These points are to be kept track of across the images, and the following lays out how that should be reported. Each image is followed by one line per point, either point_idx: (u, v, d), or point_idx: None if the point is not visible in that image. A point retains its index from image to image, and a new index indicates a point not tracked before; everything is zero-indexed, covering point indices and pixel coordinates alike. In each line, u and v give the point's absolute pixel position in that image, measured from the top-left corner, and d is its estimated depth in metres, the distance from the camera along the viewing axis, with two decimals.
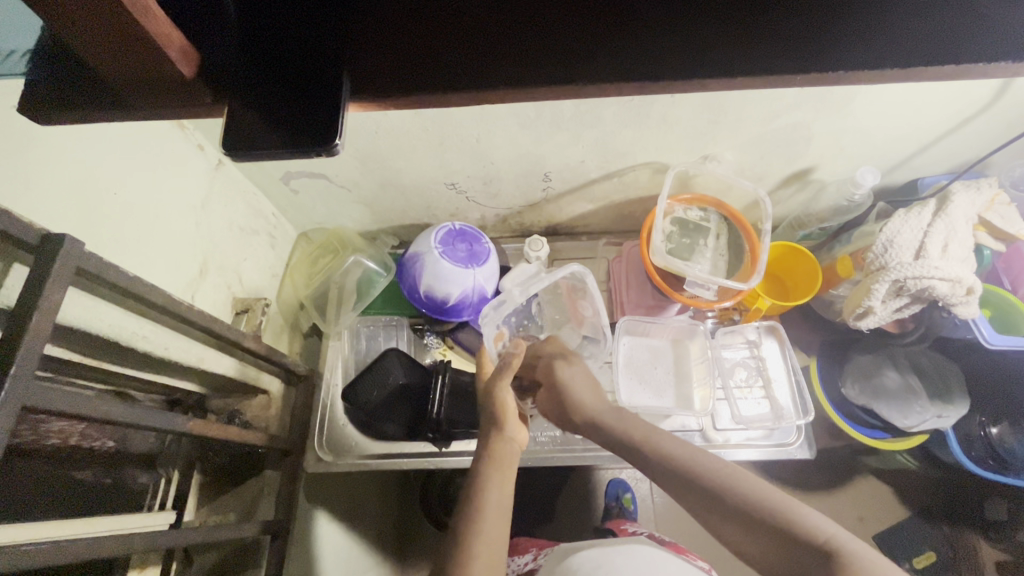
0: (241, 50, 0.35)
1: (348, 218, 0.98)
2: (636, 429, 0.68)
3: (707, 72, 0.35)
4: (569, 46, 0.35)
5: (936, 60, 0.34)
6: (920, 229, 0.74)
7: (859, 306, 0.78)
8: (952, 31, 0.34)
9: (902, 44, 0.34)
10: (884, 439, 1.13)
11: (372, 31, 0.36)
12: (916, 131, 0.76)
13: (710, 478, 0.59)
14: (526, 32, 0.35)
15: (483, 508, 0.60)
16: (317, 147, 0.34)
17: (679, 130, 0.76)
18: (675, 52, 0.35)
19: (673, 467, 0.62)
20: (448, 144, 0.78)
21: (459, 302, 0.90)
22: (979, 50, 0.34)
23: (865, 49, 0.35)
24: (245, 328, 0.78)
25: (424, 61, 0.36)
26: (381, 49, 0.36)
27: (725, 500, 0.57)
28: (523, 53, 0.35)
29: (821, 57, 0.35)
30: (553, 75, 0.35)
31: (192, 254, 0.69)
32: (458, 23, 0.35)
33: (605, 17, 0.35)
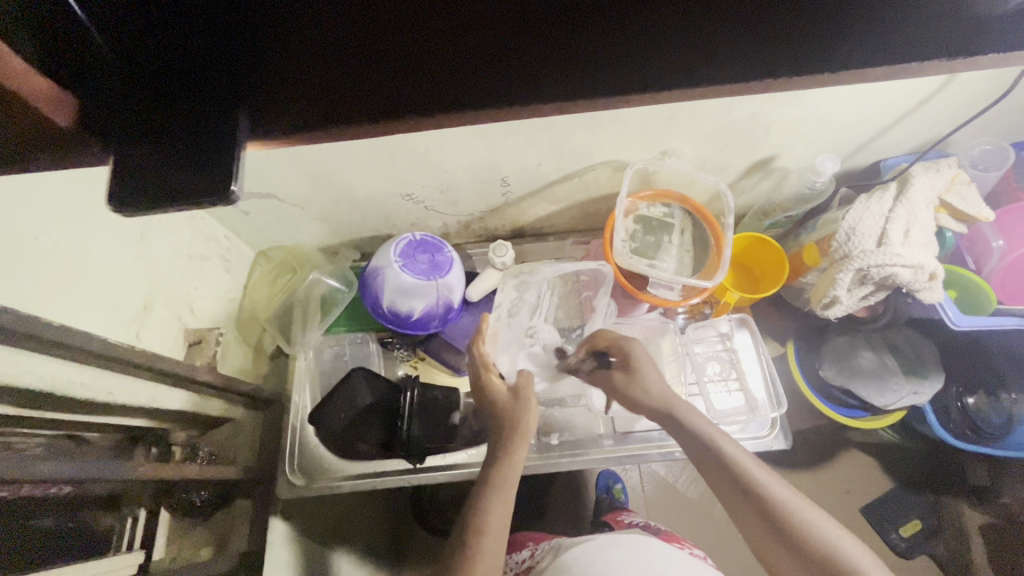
0: (132, 92, 0.32)
1: (306, 235, 0.95)
2: (704, 427, 0.66)
3: (640, 85, 0.33)
4: (490, 70, 0.33)
5: (865, 61, 0.33)
6: (882, 215, 0.73)
7: (826, 295, 0.77)
8: (882, 28, 0.33)
9: (842, 42, 0.33)
10: (861, 418, 1.16)
11: (274, 64, 0.33)
12: (874, 115, 0.74)
13: (772, 492, 0.59)
14: (438, 58, 0.33)
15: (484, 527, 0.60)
16: (213, 198, 0.32)
17: (634, 128, 0.74)
18: (604, 64, 0.33)
19: (733, 469, 0.61)
20: (398, 155, 0.75)
21: (424, 315, 0.89)
22: (916, 48, 0.33)
23: (790, 51, 0.33)
24: (200, 360, 0.74)
25: (331, 92, 0.33)
26: (284, 85, 0.33)
27: (782, 526, 0.57)
28: (436, 78, 0.33)
29: (747, 65, 0.33)
30: (473, 98, 0.34)
31: (133, 290, 0.66)
32: (364, 54, 0.33)
33: (522, 33, 0.33)
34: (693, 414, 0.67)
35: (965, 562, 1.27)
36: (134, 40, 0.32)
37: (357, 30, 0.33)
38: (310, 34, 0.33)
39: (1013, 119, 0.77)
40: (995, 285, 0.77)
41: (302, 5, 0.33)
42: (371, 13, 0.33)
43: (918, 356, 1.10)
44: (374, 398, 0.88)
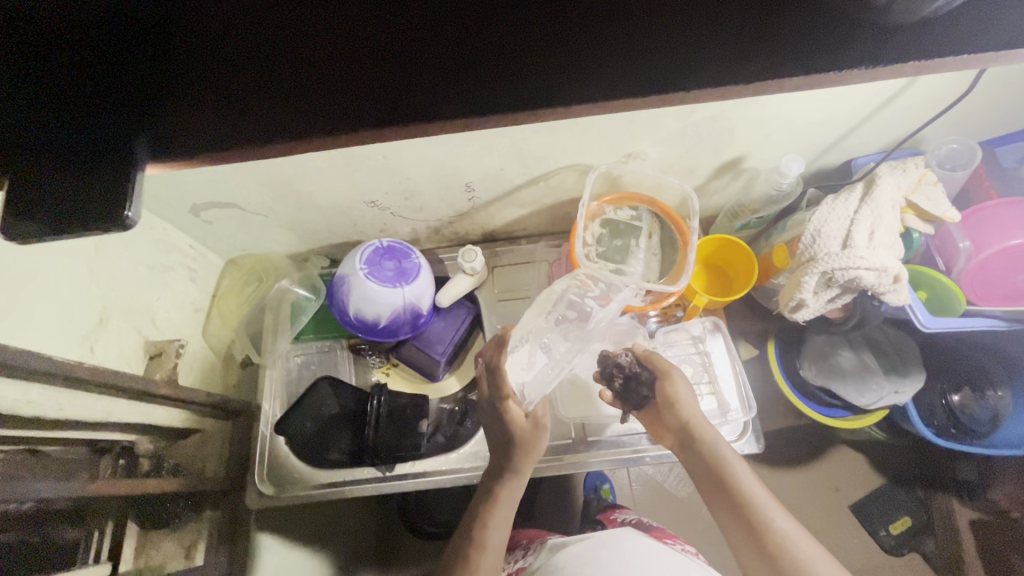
0: (42, 121, 0.32)
1: (274, 243, 0.95)
2: (724, 455, 0.70)
3: (549, 104, 0.33)
4: (399, 89, 0.33)
5: (776, 77, 0.32)
6: (847, 217, 0.72)
7: (792, 298, 0.76)
8: (787, 46, 0.33)
9: (750, 59, 0.33)
10: (843, 418, 1.14)
11: (181, 90, 0.33)
12: (838, 115, 0.73)
13: (774, 531, 0.65)
14: (349, 79, 0.33)
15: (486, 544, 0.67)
16: (107, 222, 0.31)
17: (594, 133, 0.73)
18: (515, 81, 0.33)
19: (740, 499, 0.67)
20: (356, 163, 0.74)
21: (391, 323, 0.88)
22: (825, 64, 0.32)
23: (697, 69, 0.33)
24: (158, 374, 0.75)
25: (243, 116, 0.33)
26: (189, 109, 0.33)
27: (772, 555, 0.64)
28: (347, 96, 0.33)
29: (651, 84, 0.33)
30: (383, 114, 0.33)
31: (88, 304, 0.66)
32: (275, 81, 0.33)
33: (429, 59, 0.33)
34: (714, 443, 0.71)
35: (955, 560, 1.25)
36: (48, 75, 0.33)
37: (269, 55, 0.33)
38: (222, 61, 0.33)
39: (981, 115, 0.76)
40: (965, 286, 0.76)
41: (215, 38, 0.34)
42: (282, 39, 0.34)
43: (899, 356, 1.10)
44: (341, 406, 0.88)
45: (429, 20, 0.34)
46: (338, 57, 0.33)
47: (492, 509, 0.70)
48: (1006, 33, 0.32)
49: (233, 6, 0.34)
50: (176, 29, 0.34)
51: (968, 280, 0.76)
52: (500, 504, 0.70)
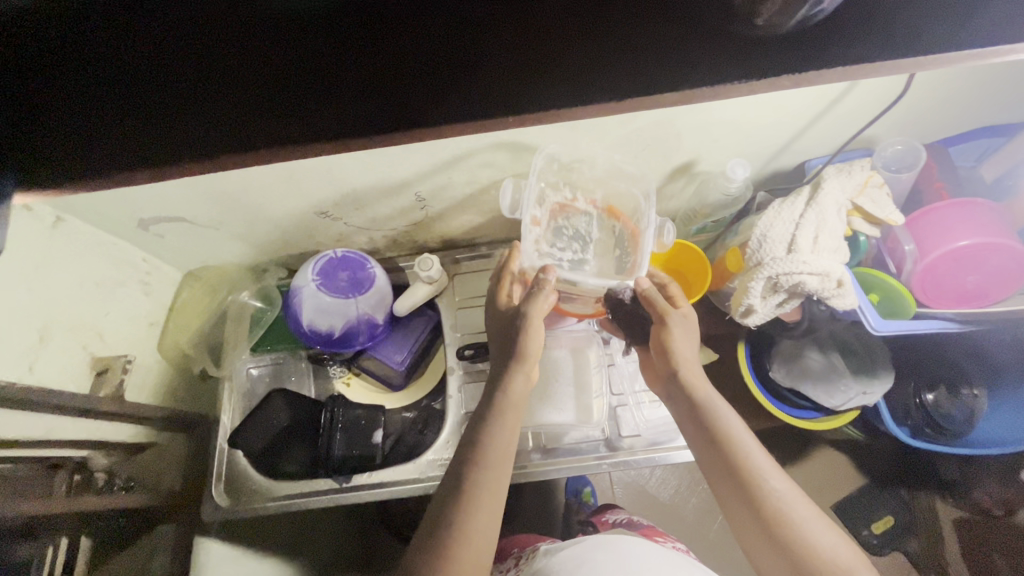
0: None
1: (231, 255, 0.94)
2: (719, 409, 0.68)
3: (421, 120, 0.33)
4: (277, 114, 0.33)
5: (654, 85, 0.32)
6: (792, 221, 0.71)
7: (740, 304, 0.75)
8: (659, 53, 0.33)
9: (622, 68, 0.33)
10: (813, 419, 1.13)
11: (54, 124, 0.33)
12: (783, 119, 0.72)
13: (767, 490, 0.62)
14: (226, 109, 0.34)
15: (487, 457, 0.63)
16: None
17: (537, 140, 0.73)
18: (389, 109, 0.33)
19: (733, 456, 0.65)
20: (300, 175, 0.74)
21: (346, 333, 0.87)
22: (699, 70, 0.32)
23: (569, 80, 0.33)
24: (103, 392, 0.74)
25: (121, 148, 0.33)
26: (63, 143, 0.33)
27: (765, 515, 0.61)
28: (227, 124, 0.33)
29: (518, 101, 0.33)
30: (258, 143, 0.33)
31: (26, 324, 0.65)
32: (153, 115, 0.33)
33: (304, 82, 0.33)
34: (710, 396, 0.69)
35: (937, 558, 1.24)
36: None
37: (139, 89, 0.34)
38: (97, 96, 0.34)
39: (931, 114, 0.75)
40: (916, 289, 0.75)
41: (95, 72, 0.34)
42: (154, 70, 0.34)
43: (869, 357, 1.09)
44: (292, 419, 0.87)
45: (306, 45, 0.34)
46: (216, 87, 0.34)
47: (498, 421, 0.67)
48: (884, 40, 0.32)
49: (112, 39, 0.34)
50: (53, 62, 0.33)
51: (920, 285, 0.75)
52: (495, 421, 0.66)
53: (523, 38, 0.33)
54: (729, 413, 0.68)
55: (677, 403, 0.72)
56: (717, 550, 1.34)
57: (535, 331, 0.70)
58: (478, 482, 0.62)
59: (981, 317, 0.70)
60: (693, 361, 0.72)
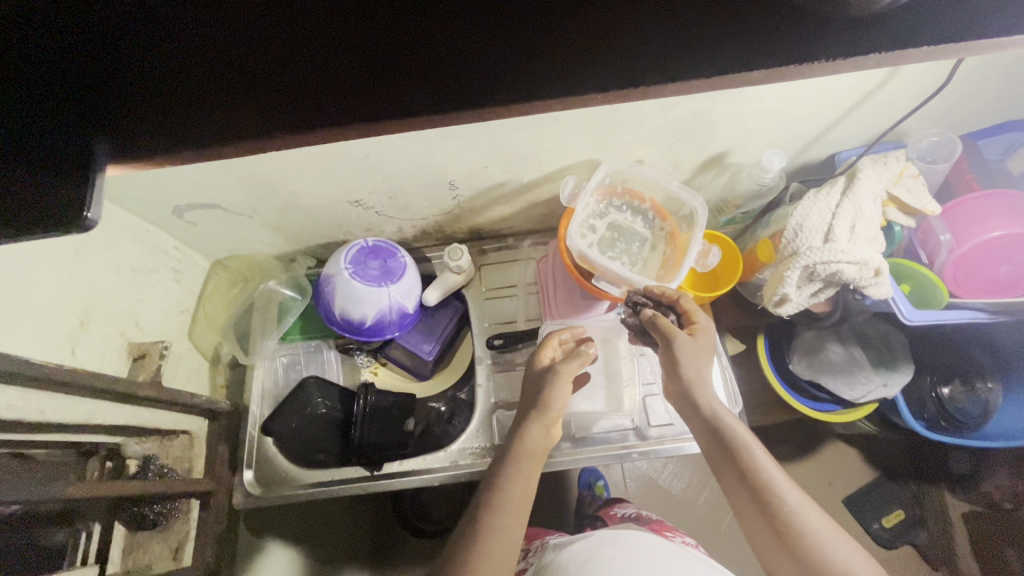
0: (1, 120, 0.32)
1: (260, 243, 0.94)
2: (731, 424, 0.65)
3: (505, 98, 0.33)
4: (361, 89, 0.33)
5: (736, 67, 0.33)
6: (829, 210, 0.72)
7: (775, 292, 0.76)
8: (742, 34, 0.33)
9: (706, 48, 0.33)
10: (832, 412, 1.14)
11: (139, 92, 0.33)
12: (821, 109, 0.73)
13: (785, 507, 0.59)
14: (313, 82, 0.33)
15: (501, 507, 0.63)
16: (64, 227, 0.31)
17: (576, 129, 0.73)
18: (479, 90, 0.33)
19: (747, 473, 0.62)
20: (338, 162, 0.74)
21: (377, 322, 0.87)
22: (781, 53, 0.33)
23: (653, 59, 0.33)
24: (142, 376, 0.74)
25: (208, 119, 0.33)
26: (150, 113, 0.33)
27: (783, 532, 0.59)
28: (312, 97, 0.33)
29: (604, 76, 0.33)
30: (348, 117, 0.33)
31: (68, 308, 0.65)
32: (238, 85, 0.33)
33: (389, 56, 0.33)
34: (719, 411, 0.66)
35: (947, 551, 1.26)
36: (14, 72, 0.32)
37: (224, 58, 0.33)
38: (179, 65, 0.33)
39: (962, 106, 0.76)
40: (948, 280, 0.76)
41: (175, 37, 0.33)
42: (242, 42, 0.33)
43: (889, 350, 1.10)
44: (327, 407, 0.90)
45: (390, 18, 0.34)
46: (300, 58, 0.33)
47: (511, 465, 0.68)
48: (970, 23, 0.32)
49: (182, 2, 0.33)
50: (136, 29, 0.33)
51: (952, 272, 0.76)
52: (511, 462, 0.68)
53: (609, 15, 0.34)
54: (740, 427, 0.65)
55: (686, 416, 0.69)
56: (729, 542, 1.35)
57: (560, 389, 0.73)
58: (493, 523, 0.62)
59: (1012, 307, 0.71)
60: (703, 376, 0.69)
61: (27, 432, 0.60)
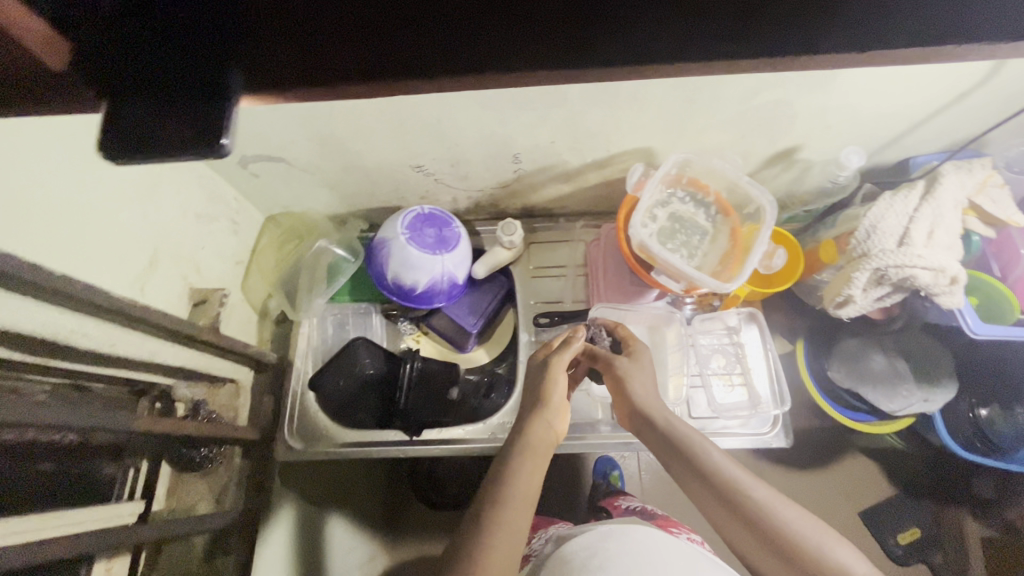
0: (131, 39, 0.31)
1: (315, 203, 0.95)
2: (689, 432, 0.68)
3: (628, 56, 0.32)
4: (488, 31, 0.32)
5: (872, 45, 0.31)
6: (906, 214, 0.70)
7: (839, 293, 0.75)
8: (881, 8, 0.31)
9: (845, 19, 0.31)
10: (867, 422, 1.14)
11: (273, 18, 0.32)
12: (909, 108, 0.71)
13: (752, 501, 0.61)
14: (446, 22, 0.32)
15: (507, 499, 0.60)
16: (201, 149, 0.31)
17: (653, 111, 0.71)
18: (614, 45, 0.32)
19: (712, 475, 0.64)
20: (408, 125, 0.73)
21: (428, 289, 0.87)
22: (924, 29, 0.31)
23: (783, 26, 0.32)
24: (201, 321, 0.75)
25: (339, 45, 0.32)
26: (282, 39, 0.32)
27: (757, 525, 0.60)
28: (442, 36, 0.32)
29: (732, 42, 0.32)
30: (474, 59, 0.32)
31: (140, 246, 0.66)
32: (369, 18, 0.32)
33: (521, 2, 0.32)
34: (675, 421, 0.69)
35: None
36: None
37: None
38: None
39: None
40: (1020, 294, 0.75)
41: None
42: None
43: (933, 367, 1.05)
44: (375, 368, 0.92)
45: None
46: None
47: (514, 462, 0.65)
48: None
49: None
50: None
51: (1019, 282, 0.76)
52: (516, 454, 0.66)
53: None
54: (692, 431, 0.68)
55: (649, 437, 0.71)
56: None
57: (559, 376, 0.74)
58: (501, 518, 0.59)
59: None
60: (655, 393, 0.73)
61: (91, 364, 0.62)
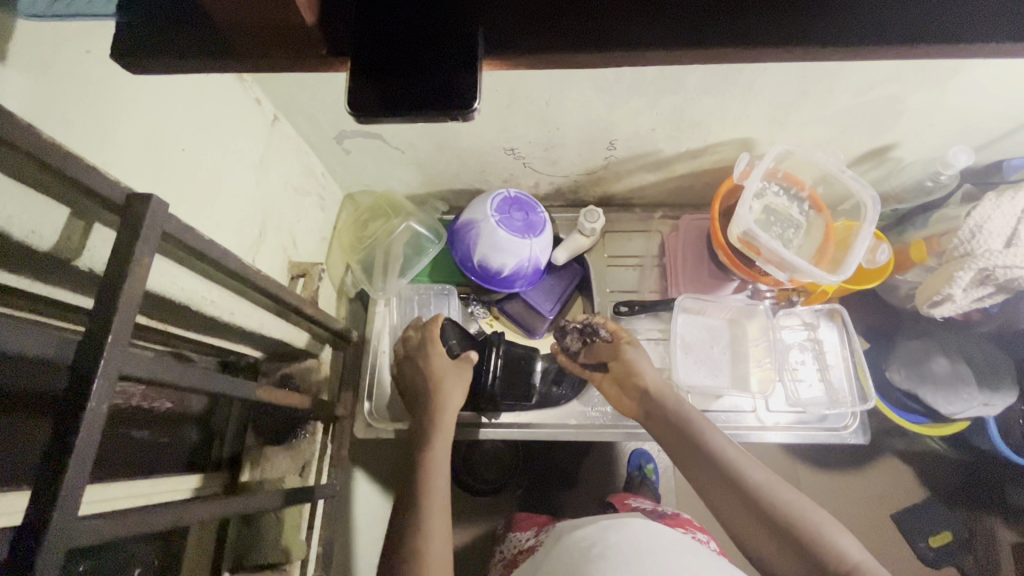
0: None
1: (397, 182, 0.94)
2: (690, 415, 0.68)
3: (867, 36, 0.30)
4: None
5: None
6: (1014, 215, 0.69)
7: (937, 292, 0.76)
8: None
9: None
10: (924, 423, 1.12)
11: None
12: (1021, 110, 0.71)
13: (750, 480, 0.61)
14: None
15: (430, 500, 0.65)
16: (449, 110, 0.31)
17: (764, 102, 0.71)
18: (853, 30, 0.30)
19: (711, 455, 0.64)
20: (515, 106, 0.73)
21: (513, 273, 0.88)
22: None
23: None
24: (303, 294, 0.76)
25: (575, 14, 0.31)
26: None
27: (756, 506, 0.60)
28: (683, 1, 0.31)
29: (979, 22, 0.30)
30: (708, 32, 0.31)
31: (252, 215, 0.67)
32: None
33: None
34: (677, 405, 0.70)
35: None
36: None
37: None
38: None
39: None
40: None
41: None
42: None
43: (994, 372, 1.04)
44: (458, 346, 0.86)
45: None
46: None
47: (427, 467, 0.69)
48: None
49: None
50: None
51: None
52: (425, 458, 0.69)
53: None
54: (700, 416, 0.69)
55: (650, 422, 0.72)
56: None
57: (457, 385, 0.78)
58: (429, 518, 0.63)
59: None
60: (657, 381, 0.74)
61: (203, 332, 0.63)
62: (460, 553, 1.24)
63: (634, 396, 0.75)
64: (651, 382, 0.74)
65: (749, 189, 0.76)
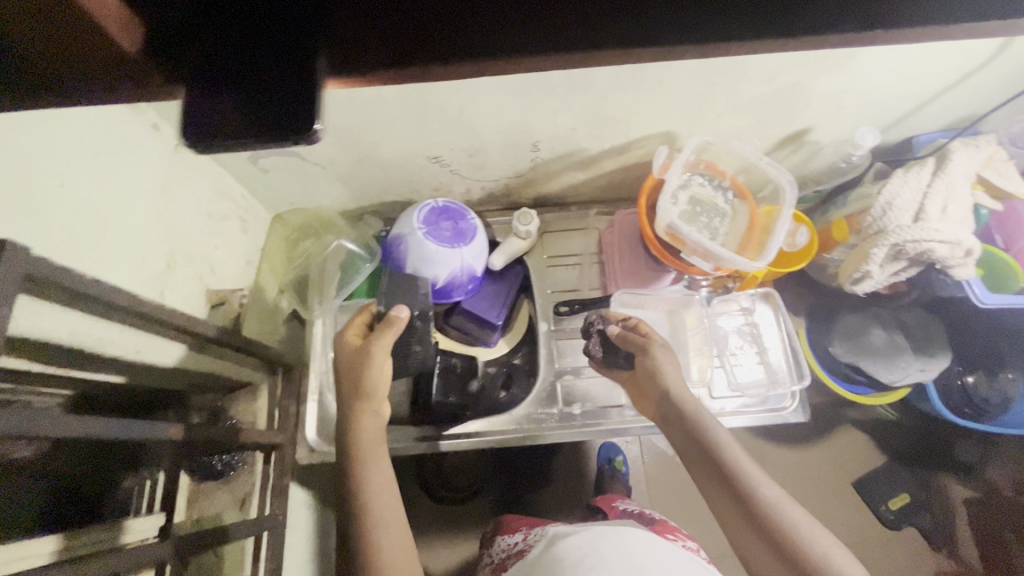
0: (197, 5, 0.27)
1: (326, 198, 0.92)
2: (709, 423, 0.65)
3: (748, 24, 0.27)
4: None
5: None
6: (920, 189, 0.72)
7: (857, 269, 0.78)
8: None
9: None
10: (867, 394, 1.15)
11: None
12: (919, 88, 0.73)
13: (760, 499, 0.59)
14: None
15: (378, 512, 0.61)
16: (287, 136, 0.28)
17: (676, 96, 0.72)
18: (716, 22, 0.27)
19: (726, 469, 0.61)
20: (428, 113, 0.71)
21: (448, 284, 0.86)
22: None
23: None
24: (223, 321, 0.75)
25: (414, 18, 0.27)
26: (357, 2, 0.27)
27: (763, 526, 0.58)
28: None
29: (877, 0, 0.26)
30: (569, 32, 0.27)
31: (157, 247, 0.64)
32: None
33: None
34: (696, 412, 0.66)
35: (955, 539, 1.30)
36: None
37: None
38: None
39: None
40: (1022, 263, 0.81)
41: None
42: None
43: (928, 338, 1.07)
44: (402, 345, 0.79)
45: None
46: None
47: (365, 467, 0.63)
48: None
49: None
50: None
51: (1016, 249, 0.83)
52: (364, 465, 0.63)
53: None
54: (718, 424, 0.65)
55: (666, 423, 0.69)
56: None
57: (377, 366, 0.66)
58: (383, 531, 0.59)
59: None
60: (680, 383, 0.70)
61: (111, 374, 0.60)
62: (432, 566, 1.22)
63: (653, 395, 0.71)
64: (675, 385, 0.69)
65: (669, 183, 0.77)
